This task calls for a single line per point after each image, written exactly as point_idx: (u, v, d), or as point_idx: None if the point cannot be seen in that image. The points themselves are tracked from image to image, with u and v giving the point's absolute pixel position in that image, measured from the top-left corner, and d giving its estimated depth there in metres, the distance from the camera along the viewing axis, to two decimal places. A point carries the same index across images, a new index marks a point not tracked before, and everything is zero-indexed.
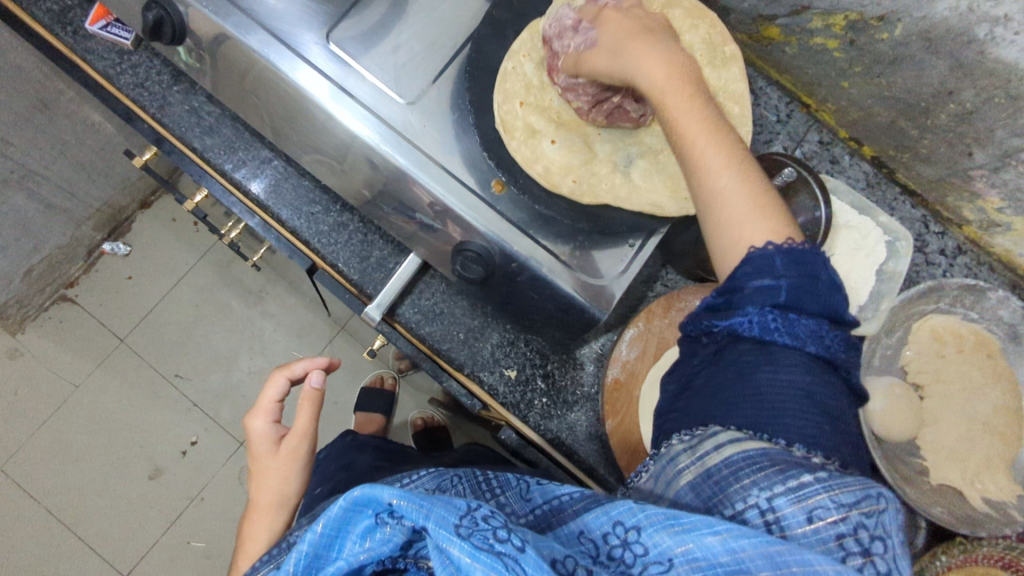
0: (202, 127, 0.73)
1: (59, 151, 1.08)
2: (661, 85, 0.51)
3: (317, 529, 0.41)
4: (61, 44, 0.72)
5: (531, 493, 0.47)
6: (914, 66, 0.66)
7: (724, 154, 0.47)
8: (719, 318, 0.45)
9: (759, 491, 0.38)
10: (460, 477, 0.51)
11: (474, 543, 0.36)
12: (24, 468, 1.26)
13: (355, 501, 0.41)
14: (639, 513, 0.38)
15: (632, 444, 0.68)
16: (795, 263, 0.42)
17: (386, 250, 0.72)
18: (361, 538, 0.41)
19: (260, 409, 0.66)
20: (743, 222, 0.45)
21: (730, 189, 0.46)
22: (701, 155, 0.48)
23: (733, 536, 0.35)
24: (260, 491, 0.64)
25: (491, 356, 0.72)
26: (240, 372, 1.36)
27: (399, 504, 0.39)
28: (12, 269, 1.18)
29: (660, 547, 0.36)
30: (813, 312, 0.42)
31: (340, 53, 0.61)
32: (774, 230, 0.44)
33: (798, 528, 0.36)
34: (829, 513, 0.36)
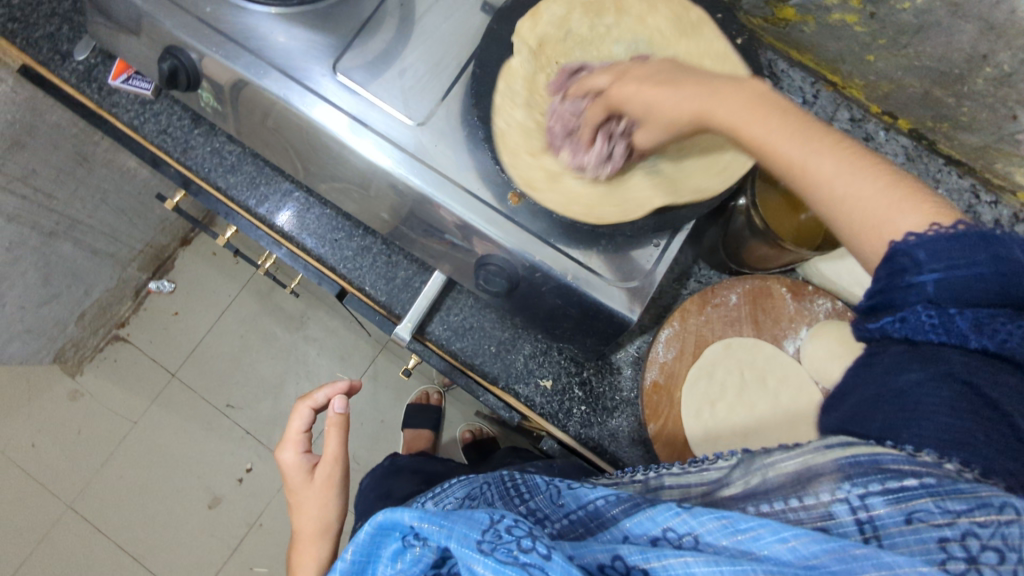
0: (224, 166, 0.74)
1: (100, 199, 1.12)
2: (726, 115, 0.46)
3: (348, 556, 0.42)
4: (88, 100, 0.74)
5: (563, 497, 0.46)
6: (943, 33, 0.63)
7: (830, 156, 0.41)
8: (875, 320, 0.38)
9: (850, 487, 0.34)
10: (490, 485, 0.52)
11: (498, 559, 0.35)
12: (93, 505, 1.31)
13: (381, 526, 0.41)
14: (691, 518, 0.36)
15: (677, 447, 0.66)
16: (941, 252, 0.35)
17: (412, 270, 0.73)
18: (392, 560, 0.41)
19: (288, 441, 0.66)
20: (881, 221, 0.38)
21: (856, 187, 0.40)
22: (801, 161, 0.42)
23: (803, 541, 0.32)
24: (301, 522, 0.65)
25: (524, 367, 0.71)
26: (288, 398, 1.39)
27: (420, 526, 0.39)
28: (66, 315, 1.23)
29: (723, 557, 0.34)
30: (917, 296, 0.35)
31: (349, 81, 0.61)
32: (918, 212, 0.37)
33: (893, 529, 0.32)
34: (932, 515, 0.31)
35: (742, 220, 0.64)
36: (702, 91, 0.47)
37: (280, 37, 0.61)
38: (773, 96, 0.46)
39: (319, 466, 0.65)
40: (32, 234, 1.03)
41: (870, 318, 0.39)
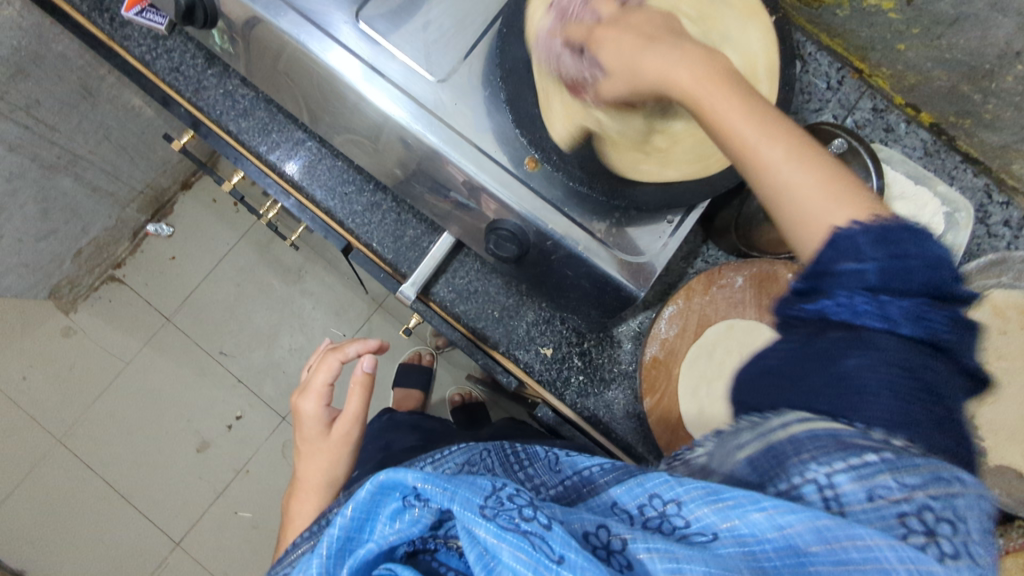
0: (236, 110, 0.73)
1: (102, 136, 1.10)
2: (694, 83, 0.44)
3: (347, 512, 0.41)
4: (99, 31, 0.72)
5: (562, 465, 0.47)
6: (978, 26, 0.62)
7: (779, 143, 0.41)
8: (808, 301, 0.38)
9: (817, 466, 0.34)
10: (489, 452, 0.51)
11: (500, 524, 0.35)
12: (82, 442, 1.32)
13: (382, 485, 0.41)
14: (678, 487, 0.37)
15: (671, 423, 0.66)
16: (880, 240, 0.36)
17: (420, 229, 0.72)
18: (391, 519, 0.41)
19: (312, 391, 0.67)
20: (825, 209, 0.39)
21: (797, 176, 0.40)
22: (755, 144, 0.41)
23: (780, 512, 0.32)
24: (308, 471, 0.66)
25: (526, 334, 0.71)
26: (281, 350, 1.39)
27: (424, 487, 0.39)
28: (63, 251, 1.22)
29: (703, 523, 0.34)
30: (911, 290, 0.35)
31: (370, 31, 0.60)
32: (857, 206, 0.38)
33: (857, 505, 0.33)
34: (891, 491, 0.32)
35: None
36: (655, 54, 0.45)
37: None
38: (734, 77, 0.44)
39: (338, 422, 0.66)
40: (32, 166, 1.01)
41: (803, 298, 0.38)
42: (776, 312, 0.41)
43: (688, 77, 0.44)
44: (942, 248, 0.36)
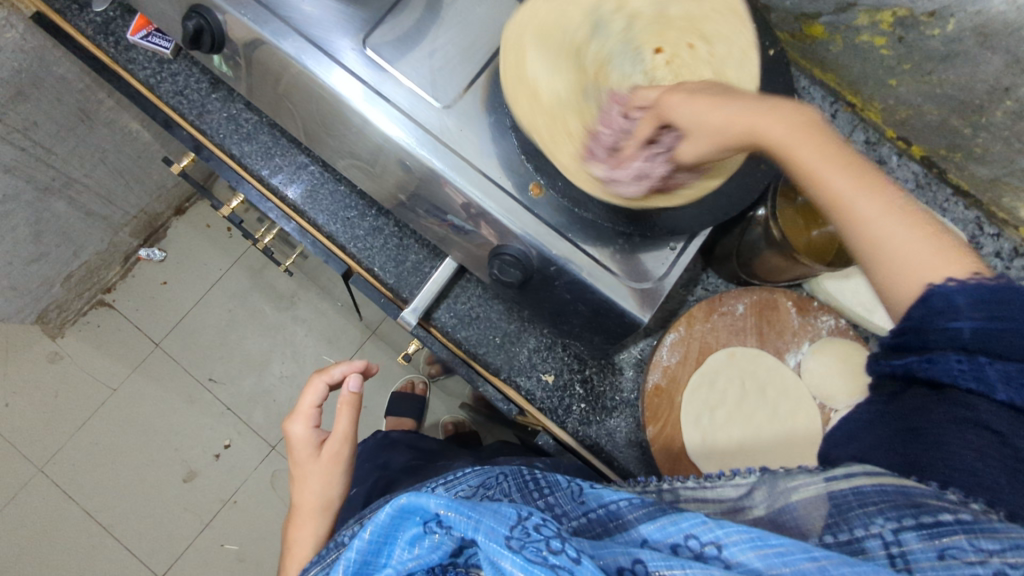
0: (239, 134, 0.73)
1: (98, 159, 1.09)
2: (784, 136, 0.43)
3: (365, 535, 0.41)
4: (104, 54, 0.73)
5: (585, 495, 0.46)
6: (969, 62, 0.64)
7: (877, 194, 0.40)
8: (899, 357, 0.38)
9: (884, 521, 0.33)
10: (506, 475, 0.52)
11: (527, 557, 0.35)
12: (64, 470, 1.28)
13: (403, 509, 0.40)
14: (718, 528, 0.35)
15: (673, 452, 0.66)
16: (980, 300, 0.35)
17: (422, 254, 0.72)
18: (410, 544, 0.41)
19: (299, 414, 0.66)
20: (923, 266, 0.38)
21: (898, 231, 0.39)
22: (849, 193, 0.41)
23: (832, 563, 0.31)
24: (303, 496, 0.65)
25: (527, 360, 0.71)
26: (272, 377, 1.37)
27: (447, 514, 0.39)
28: (53, 275, 1.20)
29: (746, 567, 0.33)
30: (992, 351, 0.35)
31: (377, 58, 0.61)
32: (961, 264, 0.37)
33: (926, 563, 0.30)
34: (966, 553, 0.30)
35: (760, 230, 0.64)
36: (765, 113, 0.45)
37: (307, 5, 0.61)
38: (824, 128, 0.44)
39: (329, 442, 0.66)
40: (27, 188, 1.01)
41: (894, 356, 0.38)
42: (864, 371, 0.42)
43: (774, 132, 0.44)
44: (963, 294, 0.36)
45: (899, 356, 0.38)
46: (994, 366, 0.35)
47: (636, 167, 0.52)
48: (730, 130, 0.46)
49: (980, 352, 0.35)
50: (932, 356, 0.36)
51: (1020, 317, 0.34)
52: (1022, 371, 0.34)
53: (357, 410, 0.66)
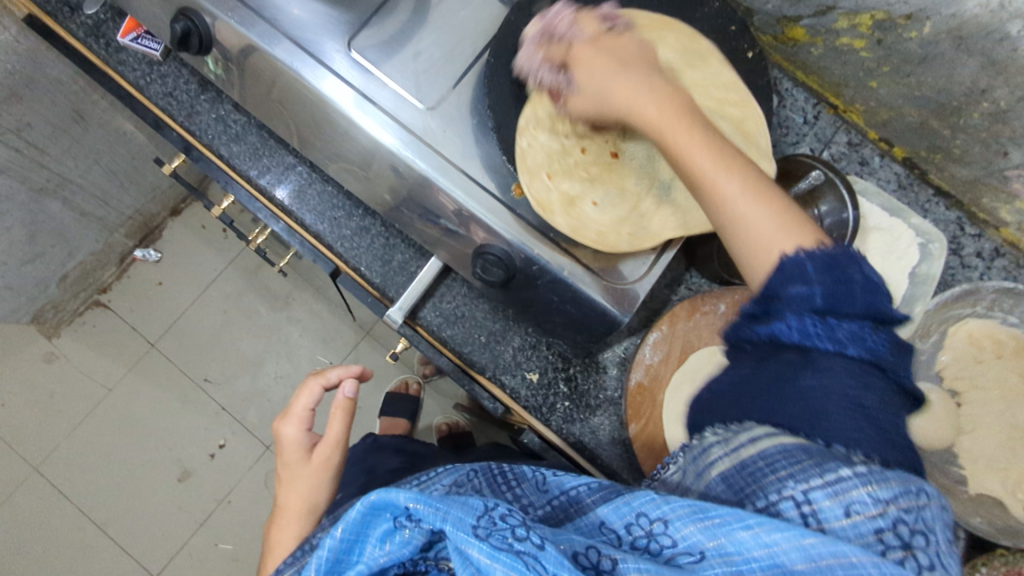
0: (228, 134, 0.74)
1: (93, 160, 1.10)
2: (654, 115, 0.47)
3: (337, 533, 0.42)
4: (95, 56, 0.74)
5: (549, 484, 0.48)
6: (945, 65, 0.65)
7: (734, 174, 0.43)
8: (759, 325, 0.42)
9: (794, 483, 0.37)
10: (477, 471, 0.51)
11: (493, 544, 0.36)
12: (59, 470, 1.29)
13: (373, 505, 0.41)
14: (664, 504, 0.39)
15: (655, 449, 0.67)
16: (825, 267, 0.39)
17: (408, 254, 0.72)
18: (381, 541, 0.42)
19: (293, 416, 0.68)
20: (772, 238, 0.42)
21: (748, 207, 0.43)
22: (708, 170, 0.44)
23: (765, 529, 0.35)
24: (289, 499, 0.66)
25: (512, 359, 0.71)
26: (267, 377, 1.38)
27: (416, 508, 0.40)
28: (48, 275, 1.21)
29: (691, 540, 0.36)
30: (852, 314, 0.38)
31: (362, 60, 0.62)
32: (801, 235, 0.41)
33: (836, 521, 0.35)
34: (867, 507, 0.35)
35: None
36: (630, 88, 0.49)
37: (293, 8, 0.62)
38: (693, 109, 0.48)
39: (319, 447, 0.67)
40: (21, 189, 1.02)
41: (754, 323, 0.42)
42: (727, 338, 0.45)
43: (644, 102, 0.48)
44: (812, 263, 0.40)
45: (763, 324, 0.41)
46: (843, 327, 0.38)
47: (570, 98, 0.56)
48: (610, 107, 0.50)
49: (830, 315, 0.39)
50: (789, 322, 0.39)
51: (856, 276, 0.39)
52: (863, 328, 0.38)
53: (352, 415, 0.67)
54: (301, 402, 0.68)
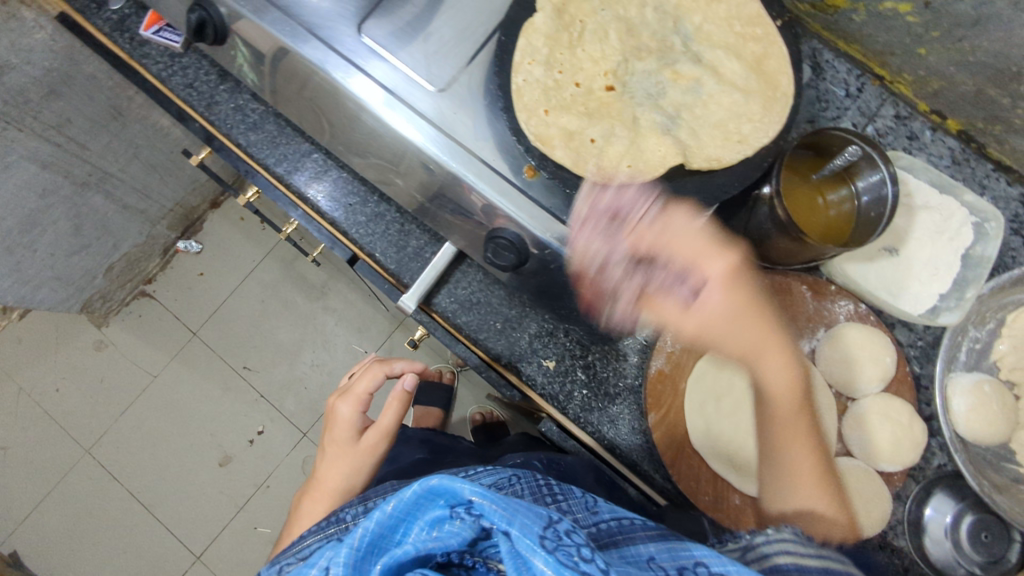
0: (246, 123, 0.73)
1: (132, 155, 1.13)
2: (722, 315, 0.61)
3: (387, 509, 0.41)
4: (120, 50, 0.73)
5: (597, 508, 0.51)
6: (1002, 26, 0.59)
7: (788, 411, 0.61)
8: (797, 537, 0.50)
9: None
10: (518, 478, 0.55)
11: (559, 559, 0.36)
12: (108, 453, 1.34)
13: (430, 489, 0.41)
14: (726, 562, 0.40)
15: (677, 438, 0.65)
16: None
17: (424, 240, 0.71)
18: (430, 526, 0.42)
19: (353, 397, 0.70)
20: (800, 483, 0.59)
21: (807, 501, 0.58)
22: (774, 394, 0.62)
23: None
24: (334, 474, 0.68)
25: (529, 346, 0.69)
26: (304, 365, 1.40)
27: (480, 502, 0.39)
28: (94, 267, 1.26)
29: None
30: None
31: (373, 44, 0.60)
32: (821, 500, 0.57)
33: None
34: None
35: (767, 211, 0.60)
36: (719, 286, 0.60)
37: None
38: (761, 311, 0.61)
39: (369, 432, 0.69)
40: (65, 182, 1.04)
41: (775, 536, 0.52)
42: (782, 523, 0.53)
43: (718, 306, 0.61)
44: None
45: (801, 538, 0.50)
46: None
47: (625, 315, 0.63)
48: (702, 308, 0.61)
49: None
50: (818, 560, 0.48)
51: None
52: None
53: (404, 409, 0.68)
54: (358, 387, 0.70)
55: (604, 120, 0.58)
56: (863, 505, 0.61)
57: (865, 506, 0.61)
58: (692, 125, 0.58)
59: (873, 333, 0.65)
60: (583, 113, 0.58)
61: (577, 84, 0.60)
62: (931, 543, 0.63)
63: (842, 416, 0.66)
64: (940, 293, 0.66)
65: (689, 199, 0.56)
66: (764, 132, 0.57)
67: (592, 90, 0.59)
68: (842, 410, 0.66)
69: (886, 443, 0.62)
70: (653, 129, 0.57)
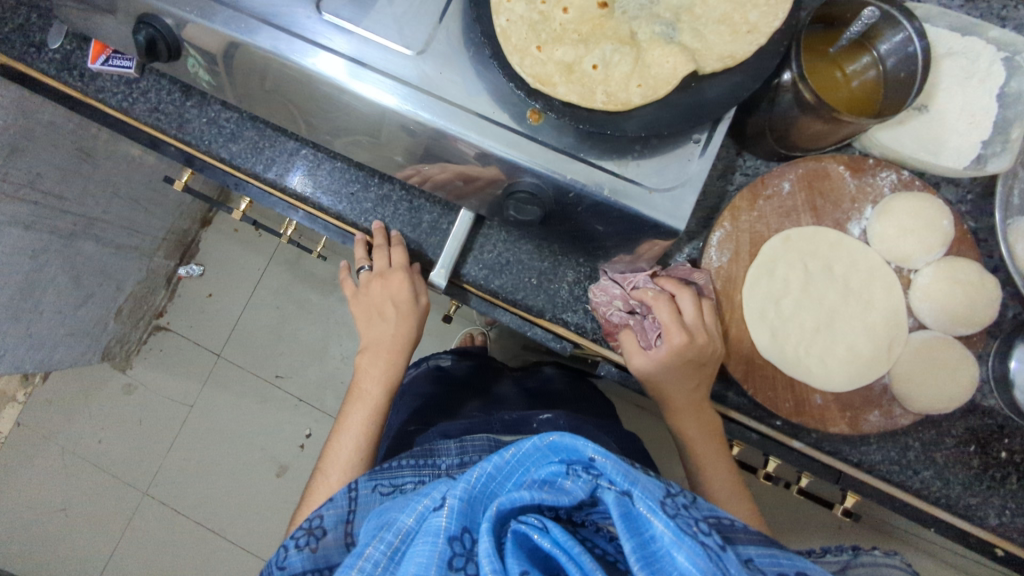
0: (224, 135, 0.69)
1: (111, 193, 1.09)
2: (695, 437, 0.62)
3: (507, 455, 0.43)
4: (73, 90, 0.69)
5: None
6: None
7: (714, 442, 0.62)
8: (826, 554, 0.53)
9: None
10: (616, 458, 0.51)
11: (678, 525, 0.37)
12: (167, 490, 1.35)
13: (553, 445, 0.43)
14: None
15: (744, 353, 0.62)
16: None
17: (436, 212, 0.69)
18: (543, 481, 0.42)
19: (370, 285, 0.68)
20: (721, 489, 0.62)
21: (726, 499, 0.62)
22: (701, 435, 0.62)
23: None
24: (373, 357, 0.68)
25: (570, 295, 0.67)
26: (334, 360, 1.39)
27: (601, 461, 0.40)
28: (103, 314, 1.23)
29: None
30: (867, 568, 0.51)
31: (338, 21, 0.55)
32: (729, 499, 0.61)
33: None
34: None
35: (790, 97, 0.55)
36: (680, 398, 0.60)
37: None
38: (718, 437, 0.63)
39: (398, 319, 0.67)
40: (52, 239, 0.99)
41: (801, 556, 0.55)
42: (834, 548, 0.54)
43: (690, 429, 0.62)
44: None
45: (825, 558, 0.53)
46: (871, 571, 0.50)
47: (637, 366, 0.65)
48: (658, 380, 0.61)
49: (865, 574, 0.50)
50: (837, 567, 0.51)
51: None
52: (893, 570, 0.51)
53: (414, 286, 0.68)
54: (378, 262, 0.67)
55: (602, 42, 0.53)
56: (943, 374, 0.60)
57: (950, 375, 0.60)
58: (697, 27, 0.53)
59: (919, 202, 0.62)
60: (577, 40, 0.54)
61: (565, 8, 0.54)
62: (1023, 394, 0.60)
63: (908, 290, 0.63)
64: (980, 142, 0.62)
65: (711, 107, 0.53)
66: (776, 14, 0.52)
67: (583, 10, 0.54)
68: (907, 284, 0.63)
69: (961, 303, 0.60)
70: (656, 40, 0.53)
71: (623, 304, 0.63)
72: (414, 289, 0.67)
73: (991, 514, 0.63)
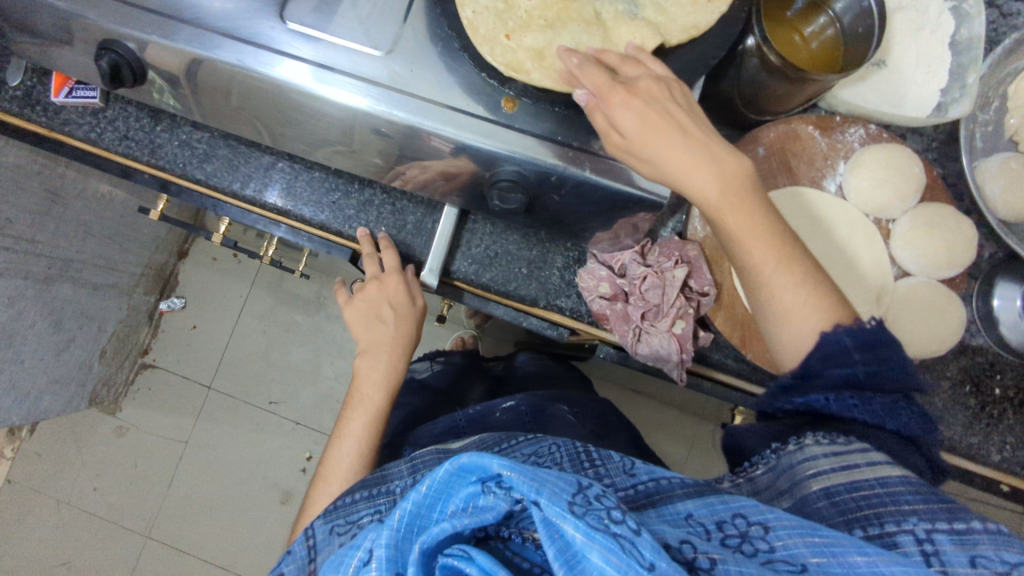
0: (197, 156, 0.69)
1: (85, 233, 1.07)
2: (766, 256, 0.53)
3: (421, 489, 0.40)
4: (38, 126, 0.68)
5: (636, 470, 0.47)
6: None
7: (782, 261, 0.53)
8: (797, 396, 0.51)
9: (917, 520, 0.39)
10: (559, 447, 0.52)
11: (588, 523, 0.35)
12: (170, 531, 1.32)
13: (461, 466, 0.40)
14: (768, 512, 0.40)
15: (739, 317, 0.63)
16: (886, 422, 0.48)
17: (420, 212, 0.69)
18: (464, 503, 0.40)
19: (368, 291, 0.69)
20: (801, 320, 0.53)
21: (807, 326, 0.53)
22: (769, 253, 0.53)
23: (883, 560, 0.35)
24: (373, 359, 0.71)
25: (562, 281, 0.68)
26: (327, 379, 1.38)
27: (508, 476, 0.38)
28: (87, 357, 1.21)
29: (793, 554, 0.37)
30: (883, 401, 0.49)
31: (303, 29, 0.55)
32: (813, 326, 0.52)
33: (960, 567, 0.37)
34: (994, 564, 0.36)
35: (756, 62, 0.56)
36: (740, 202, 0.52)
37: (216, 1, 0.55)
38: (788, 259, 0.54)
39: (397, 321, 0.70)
40: (28, 284, 0.97)
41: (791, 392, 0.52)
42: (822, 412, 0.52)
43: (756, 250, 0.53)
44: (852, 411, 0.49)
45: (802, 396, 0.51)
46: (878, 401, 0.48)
47: (648, 346, 0.64)
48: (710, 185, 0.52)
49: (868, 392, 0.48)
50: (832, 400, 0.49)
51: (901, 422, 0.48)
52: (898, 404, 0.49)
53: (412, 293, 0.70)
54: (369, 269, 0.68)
55: (568, 24, 0.53)
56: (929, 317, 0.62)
57: (941, 317, 0.62)
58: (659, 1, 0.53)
59: (889, 152, 0.63)
60: (544, 25, 0.53)
61: None
62: (1010, 330, 0.62)
63: (888, 240, 0.64)
64: (940, 90, 0.63)
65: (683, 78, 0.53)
66: None
67: None
68: (886, 235, 0.65)
69: (942, 248, 0.62)
70: (621, 18, 0.53)
71: (609, 286, 0.65)
72: (411, 293, 0.69)
73: (994, 451, 0.64)
